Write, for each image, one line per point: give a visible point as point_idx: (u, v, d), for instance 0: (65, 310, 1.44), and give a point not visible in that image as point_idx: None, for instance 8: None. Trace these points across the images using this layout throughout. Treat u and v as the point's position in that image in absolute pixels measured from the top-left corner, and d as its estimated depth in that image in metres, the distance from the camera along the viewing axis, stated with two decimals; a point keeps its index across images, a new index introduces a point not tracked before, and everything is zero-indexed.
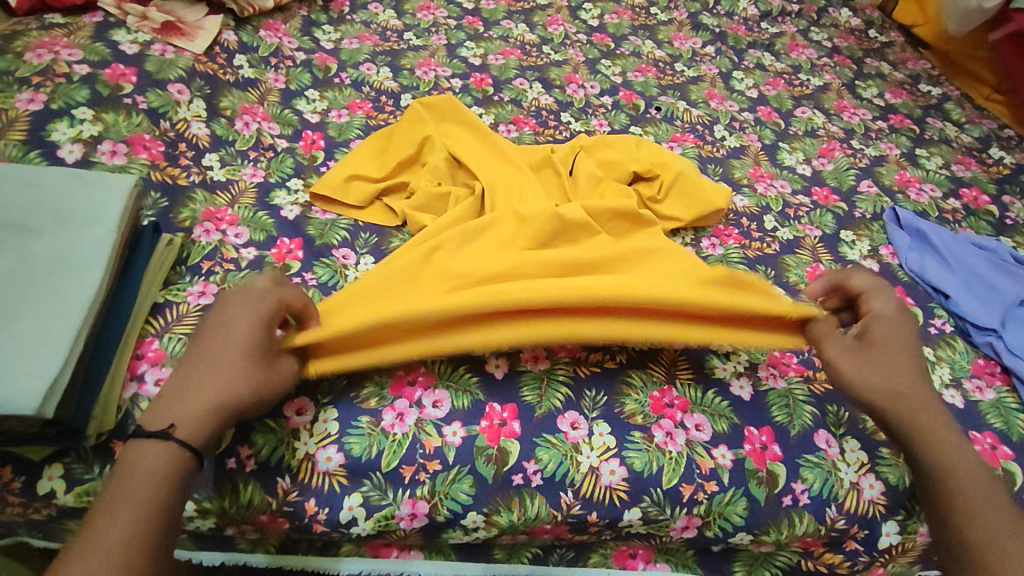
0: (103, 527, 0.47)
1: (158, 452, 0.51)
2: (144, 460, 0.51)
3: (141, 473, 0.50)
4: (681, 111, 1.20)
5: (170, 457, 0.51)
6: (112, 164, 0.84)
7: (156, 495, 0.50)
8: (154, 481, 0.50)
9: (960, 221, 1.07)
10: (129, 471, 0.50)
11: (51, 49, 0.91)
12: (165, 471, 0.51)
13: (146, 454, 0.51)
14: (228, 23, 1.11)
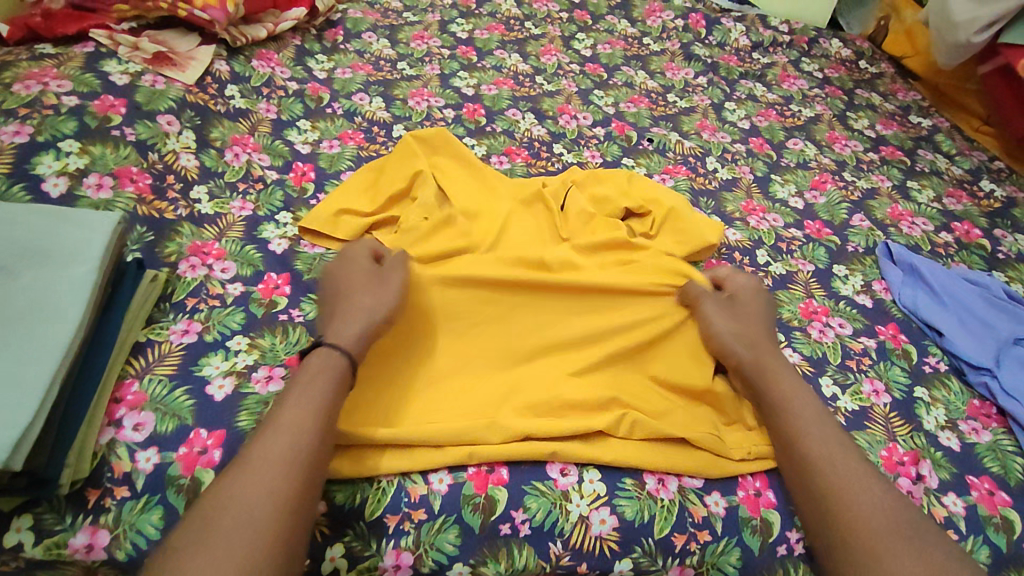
0: (276, 441, 0.56)
1: (330, 368, 0.62)
2: (316, 381, 0.61)
3: (310, 401, 0.60)
4: (673, 142, 1.20)
5: (337, 379, 0.62)
6: (98, 198, 0.83)
7: (323, 421, 0.59)
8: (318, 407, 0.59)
9: (953, 256, 1.06)
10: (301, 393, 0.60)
11: (40, 80, 0.90)
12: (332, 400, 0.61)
13: (320, 379, 0.61)
14: (220, 53, 1.11)
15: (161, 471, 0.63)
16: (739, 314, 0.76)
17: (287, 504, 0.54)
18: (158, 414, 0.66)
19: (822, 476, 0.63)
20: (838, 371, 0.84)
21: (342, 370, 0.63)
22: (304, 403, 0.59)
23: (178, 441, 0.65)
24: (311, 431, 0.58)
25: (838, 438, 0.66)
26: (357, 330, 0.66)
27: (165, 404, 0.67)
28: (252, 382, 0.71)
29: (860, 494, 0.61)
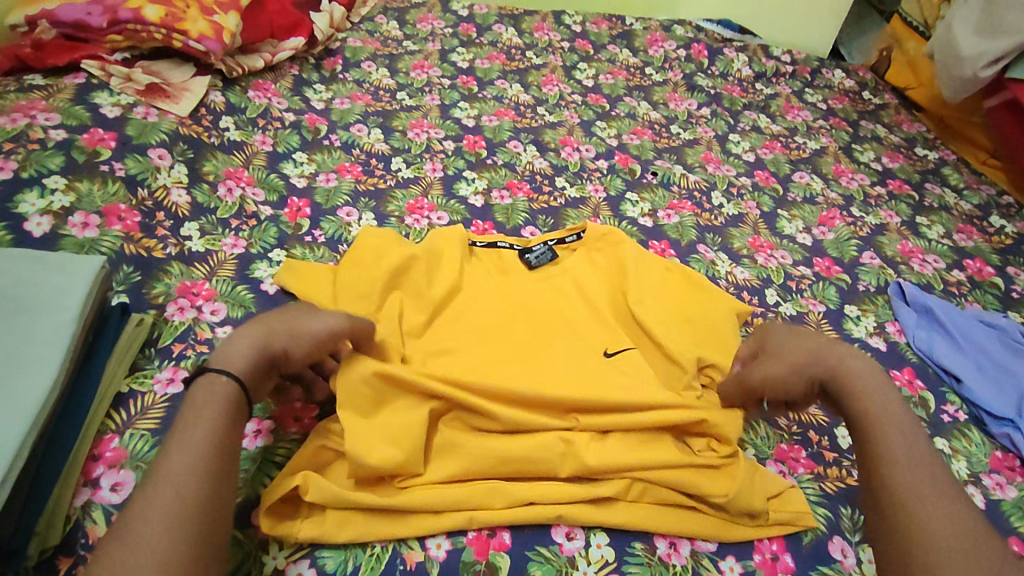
0: (162, 479, 0.48)
1: (218, 398, 0.54)
2: (202, 411, 0.53)
3: (194, 430, 0.51)
4: (678, 176, 1.18)
5: (227, 407, 0.54)
6: (83, 237, 0.80)
7: (217, 452, 0.51)
8: (206, 437, 0.51)
9: (966, 295, 1.04)
10: (188, 425, 0.51)
11: (27, 113, 0.88)
12: (222, 430, 0.52)
13: (206, 409, 0.53)
14: (216, 84, 1.08)
15: None
16: (785, 337, 0.69)
17: (186, 542, 0.45)
18: (138, 473, 0.62)
19: (905, 505, 0.54)
20: None
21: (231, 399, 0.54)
22: (191, 435, 0.51)
23: None
24: (189, 461, 0.49)
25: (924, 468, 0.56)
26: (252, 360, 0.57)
27: (146, 462, 0.63)
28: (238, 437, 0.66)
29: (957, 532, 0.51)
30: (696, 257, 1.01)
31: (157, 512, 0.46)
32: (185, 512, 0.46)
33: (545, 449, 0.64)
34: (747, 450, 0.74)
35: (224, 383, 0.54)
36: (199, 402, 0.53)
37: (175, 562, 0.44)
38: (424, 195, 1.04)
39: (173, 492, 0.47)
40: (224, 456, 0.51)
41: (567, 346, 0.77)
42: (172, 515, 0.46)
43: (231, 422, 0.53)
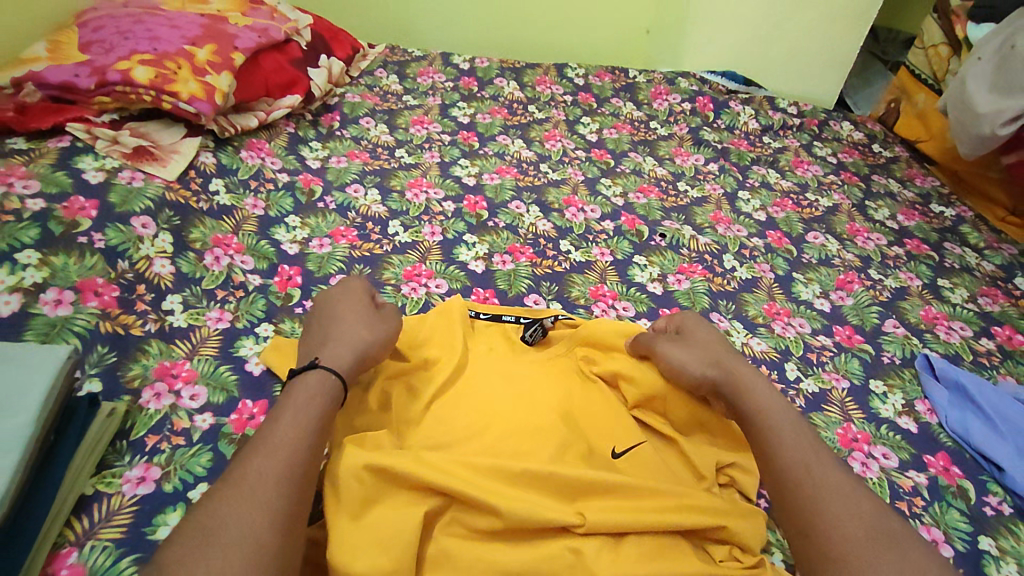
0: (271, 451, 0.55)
1: (323, 392, 0.62)
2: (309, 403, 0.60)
3: (295, 416, 0.59)
4: (687, 238, 1.13)
5: (325, 404, 0.61)
6: (55, 316, 0.74)
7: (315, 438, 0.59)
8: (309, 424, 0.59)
9: (997, 366, 0.98)
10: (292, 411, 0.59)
11: (4, 180, 0.83)
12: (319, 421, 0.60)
13: (311, 401, 0.61)
14: (207, 144, 1.04)
15: None
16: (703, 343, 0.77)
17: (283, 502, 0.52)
18: None
19: (805, 476, 0.62)
20: None
21: (323, 392, 0.62)
22: (292, 421, 0.58)
23: None
24: (293, 439, 0.56)
25: (821, 452, 0.64)
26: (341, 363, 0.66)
27: None
28: None
29: (849, 497, 0.60)
30: None
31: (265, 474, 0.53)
32: (289, 484, 0.53)
33: (554, 558, 0.58)
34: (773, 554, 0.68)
35: (332, 380, 0.63)
36: (302, 391, 0.61)
37: (279, 521, 0.50)
38: (422, 261, 0.99)
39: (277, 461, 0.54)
40: (319, 441, 0.58)
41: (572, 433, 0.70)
42: (276, 482, 0.53)
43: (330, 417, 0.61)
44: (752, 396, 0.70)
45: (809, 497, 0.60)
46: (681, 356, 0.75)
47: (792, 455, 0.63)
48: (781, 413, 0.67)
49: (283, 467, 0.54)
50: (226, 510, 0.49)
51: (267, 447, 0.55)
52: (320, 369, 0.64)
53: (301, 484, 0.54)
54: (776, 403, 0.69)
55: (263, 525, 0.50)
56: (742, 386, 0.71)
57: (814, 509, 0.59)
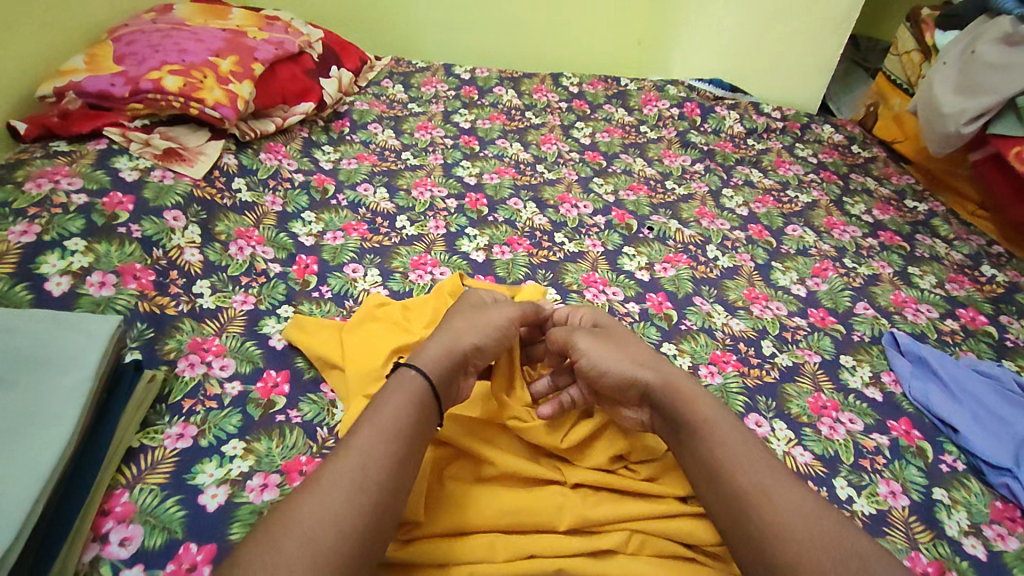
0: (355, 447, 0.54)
1: (415, 391, 0.60)
2: (394, 398, 0.59)
3: (385, 414, 0.57)
4: (673, 230, 1.22)
5: (419, 403, 0.59)
6: (99, 296, 0.83)
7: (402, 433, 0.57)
8: (399, 423, 0.57)
9: (960, 344, 1.05)
10: (383, 409, 0.57)
11: (51, 178, 0.92)
12: (410, 421, 0.58)
13: (402, 399, 0.59)
14: (229, 147, 1.14)
15: None
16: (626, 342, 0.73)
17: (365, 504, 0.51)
18: (147, 527, 0.64)
19: (762, 501, 0.57)
20: (852, 472, 0.82)
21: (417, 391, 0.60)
22: (384, 418, 0.56)
23: (166, 559, 0.62)
24: (382, 441, 0.55)
25: (773, 470, 0.60)
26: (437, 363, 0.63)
27: (154, 516, 0.65)
28: (246, 491, 0.68)
29: (811, 525, 0.56)
30: (692, 309, 1.03)
31: (352, 477, 0.52)
32: (378, 487, 0.52)
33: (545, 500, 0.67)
34: None
35: (416, 380, 0.60)
36: (396, 387, 0.60)
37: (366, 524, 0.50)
38: (428, 251, 1.07)
39: (366, 463, 0.53)
40: (411, 442, 0.57)
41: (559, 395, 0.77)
42: (362, 485, 0.52)
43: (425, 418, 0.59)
44: (691, 399, 0.66)
45: (766, 526, 0.56)
46: (596, 353, 0.70)
47: (745, 477, 0.59)
48: (722, 426, 0.63)
49: (372, 468, 0.53)
50: (312, 512, 0.49)
51: (356, 446, 0.54)
52: (414, 372, 0.61)
53: (391, 487, 0.53)
54: (718, 416, 0.64)
55: (348, 530, 0.49)
56: (679, 390, 0.67)
57: (770, 541, 0.55)
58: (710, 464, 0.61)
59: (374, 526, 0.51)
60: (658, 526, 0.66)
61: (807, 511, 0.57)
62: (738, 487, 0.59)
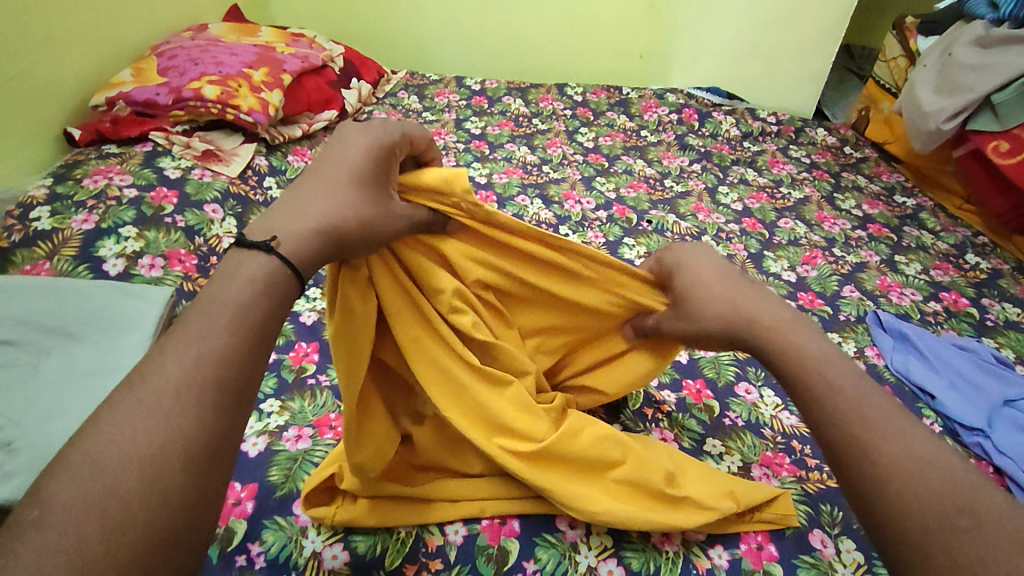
0: (180, 350, 0.40)
1: (264, 273, 0.45)
2: (241, 287, 0.44)
3: (227, 301, 0.43)
4: (671, 223, 1.30)
5: (269, 288, 0.45)
6: (150, 276, 0.93)
7: (250, 323, 0.43)
8: (238, 312, 0.43)
9: (942, 323, 1.12)
10: (217, 299, 0.43)
11: (106, 175, 1.02)
12: (260, 312, 0.44)
13: (244, 283, 0.44)
14: (260, 149, 1.24)
15: None
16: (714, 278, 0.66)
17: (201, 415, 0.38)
18: None
19: (860, 433, 0.50)
20: None
21: (272, 274, 0.45)
22: (221, 307, 0.43)
23: None
24: (215, 340, 0.41)
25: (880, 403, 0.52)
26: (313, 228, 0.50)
27: None
28: (283, 440, 0.76)
29: (923, 464, 0.47)
30: None
31: (168, 387, 0.39)
32: (202, 399, 0.39)
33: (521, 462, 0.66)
34: (733, 454, 0.82)
35: (269, 263, 0.46)
36: (239, 272, 0.45)
37: (202, 440, 0.38)
38: None
39: (187, 371, 0.39)
40: (261, 336, 0.43)
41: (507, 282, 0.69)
42: (199, 390, 0.39)
43: (278, 306, 0.45)
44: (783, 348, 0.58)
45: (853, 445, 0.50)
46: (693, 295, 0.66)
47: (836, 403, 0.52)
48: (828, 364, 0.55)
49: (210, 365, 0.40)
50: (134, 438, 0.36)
51: (178, 347, 0.40)
52: (266, 254, 0.46)
53: (231, 395, 0.40)
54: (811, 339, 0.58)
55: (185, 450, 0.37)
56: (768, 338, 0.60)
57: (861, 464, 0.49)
58: (806, 396, 0.55)
59: (208, 450, 0.38)
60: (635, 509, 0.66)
61: (911, 440, 0.49)
62: (819, 415, 0.53)
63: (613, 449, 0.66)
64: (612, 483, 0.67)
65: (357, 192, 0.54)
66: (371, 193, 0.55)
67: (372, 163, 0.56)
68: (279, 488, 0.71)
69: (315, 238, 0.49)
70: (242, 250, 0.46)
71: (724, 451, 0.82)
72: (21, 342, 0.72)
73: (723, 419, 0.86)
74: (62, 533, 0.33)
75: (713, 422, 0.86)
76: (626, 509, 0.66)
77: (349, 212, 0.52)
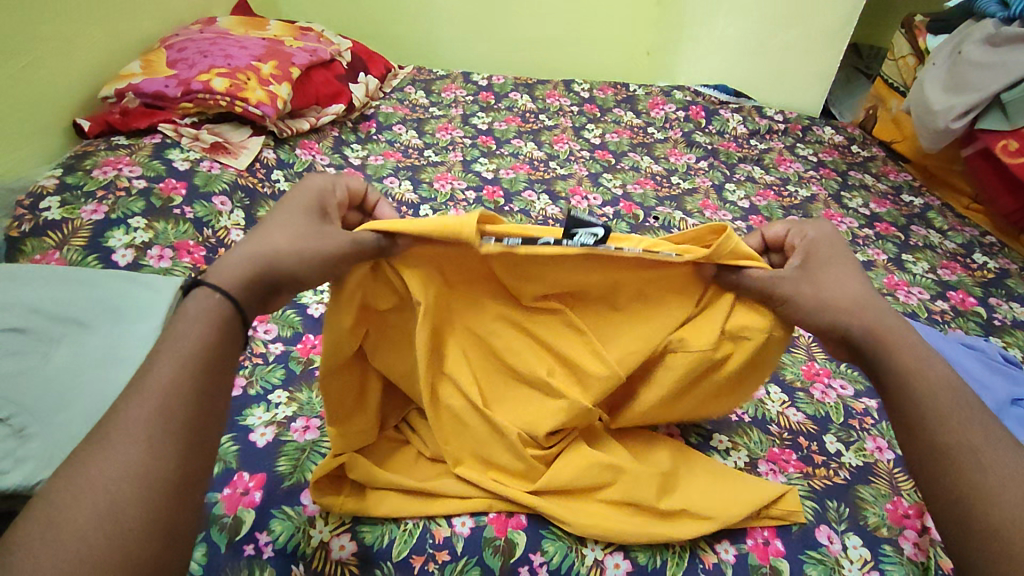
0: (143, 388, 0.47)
1: (212, 312, 0.52)
2: (193, 327, 0.51)
3: (183, 343, 0.50)
4: (678, 220, 1.30)
5: (218, 326, 0.52)
6: (158, 266, 0.94)
7: (203, 358, 0.49)
8: (193, 350, 0.49)
9: (949, 322, 1.12)
10: (173, 338, 0.50)
11: (115, 166, 1.02)
12: (212, 347, 0.51)
13: (195, 323, 0.51)
14: (268, 142, 1.24)
15: (207, 508, 0.67)
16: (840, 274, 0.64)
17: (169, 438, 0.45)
18: None
19: (971, 458, 0.52)
20: (842, 429, 0.88)
21: (221, 313, 0.52)
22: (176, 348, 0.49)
23: (223, 483, 0.70)
24: (170, 374, 0.47)
25: (995, 433, 0.53)
26: (242, 262, 0.56)
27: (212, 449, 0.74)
28: (291, 431, 0.77)
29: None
30: None
31: (133, 418, 0.45)
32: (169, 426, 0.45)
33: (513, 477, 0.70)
34: (740, 450, 0.82)
35: (220, 302, 0.53)
36: (190, 317, 0.52)
37: (172, 456, 0.44)
38: None
39: (150, 405, 0.46)
40: (214, 371, 0.50)
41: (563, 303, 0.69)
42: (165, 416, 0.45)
43: (225, 338, 0.52)
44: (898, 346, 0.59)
45: (947, 460, 0.52)
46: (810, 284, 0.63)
47: (950, 428, 0.54)
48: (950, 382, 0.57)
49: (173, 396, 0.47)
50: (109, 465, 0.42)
51: (140, 387, 0.47)
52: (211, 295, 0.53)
53: (194, 418, 0.47)
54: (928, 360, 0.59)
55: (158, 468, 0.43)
56: (885, 338, 0.60)
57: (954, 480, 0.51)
58: (908, 403, 0.57)
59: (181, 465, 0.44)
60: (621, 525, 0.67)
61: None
62: (933, 423, 0.54)
63: (594, 475, 0.68)
64: (592, 502, 0.69)
65: (294, 226, 0.60)
66: (308, 219, 0.61)
67: (309, 199, 0.63)
68: (287, 478, 0.71)
69: (244, 274, 0.55)
70: (189, 294, 0.53)
71: (731, 446, 0.82)
72: (32, 329, 0.72)
73: (730, 415, 0.86)
74: (63, 548, 0.39)
75: (721, 418, 0.86)
76: (611, 525, 0.67)
77: (280, 241, 0.58)
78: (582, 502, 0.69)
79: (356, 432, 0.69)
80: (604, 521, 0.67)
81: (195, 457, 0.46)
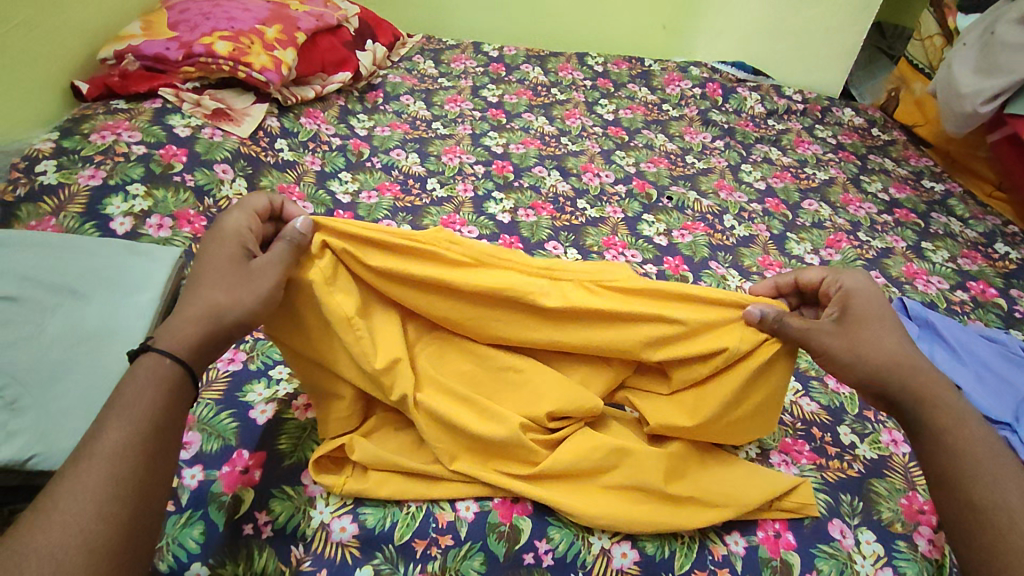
0: (94, 454, 0.48)
1: (163, 377, 0.53)
2: (143, 388, 0.52)
3: (133, 406, 0.51)
4: (692, 201, 1.26)
5: (169, 390, 0.53)
6: (158, 236, 0.91)
7: (153, 418, 0.51)
8: (149, 411, 0.51)
9: (969, 313, 1.09)
10: (121, 403, 0.51)
11: (114, 131, 0.99)
12: (166, 411, 0.52)
13: (145, 388, 0.52)
14: (272, 110, 1.21)
15: (205, 487, 0.65)
16: (879, 329, 0.65)
17: (121, 503, 0.47)
18: (204, 435, 0.71)
19: (1005, 514, 0.55)
20: (857, 421, 0.85)
21: (175, 377, 0.54)
22: (126, 409, 0.50)
23: (221, 461, 0.68)
24: (119, 439, 0.49)
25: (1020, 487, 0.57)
26: (191, 327, 0.56)
27: (209, 424, 0.72)
28: (291, 409, 0.74)
29: None
30: (708, 272, 1.07)
31: (84, 485, 0.46)
32: (120, 492, 0.47)
33: (511, 465, 0.67)
34: (752, 441, 0.79)
35: (169, 364, 0.53)
36: (140, 379, 0.52)
37: (120, 520, 0.46)
38: (457, 212, 1.12)
39: (101, 467, 0.47)
40: (169, 434, 0.51)
41: (530, 314, 0.68)
42: (118, 477, 0.47)
43: (180, 396, 0.54)
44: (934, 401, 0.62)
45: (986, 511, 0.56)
46: (840, 342, 0.65)
47: (984, 486, 0.57)
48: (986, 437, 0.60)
49: (125, 460, 0.48)
50: (61, 527, 0.44)
51: (88, 452, 0.48)
52: (156, 356, 0.54)
53: (148, 478, 0.49)
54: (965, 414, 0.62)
55: (110, 532, 0.46)
56: (921, 391, 0.63)
57: (983, 537, 0.55)
58: (942, 457, 0.60)
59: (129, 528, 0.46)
60: (630, 514, 0.65)
61: None
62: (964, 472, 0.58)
63: (599, 459, 0.66)
64: (600, 488, 0.66)
65: (227, 271, 0.58)
66: (235, 268, 0.59)
67: (229, 244, 0.60)
68: (286, 458, 0.69)
69: (201, 338, 0.56)
70: (136, 360, 0.54)
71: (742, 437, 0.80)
72: (23, 298, 0.70)
73: None
74: None
75: None
76: (619, 509, 0.65)
77: (218, 291, 0.57)
78: (588, 487, 0.67)
79: (340, 421, 0.67)
80: (610, 510, 0.65)
81: (146, 516, 0.48)
